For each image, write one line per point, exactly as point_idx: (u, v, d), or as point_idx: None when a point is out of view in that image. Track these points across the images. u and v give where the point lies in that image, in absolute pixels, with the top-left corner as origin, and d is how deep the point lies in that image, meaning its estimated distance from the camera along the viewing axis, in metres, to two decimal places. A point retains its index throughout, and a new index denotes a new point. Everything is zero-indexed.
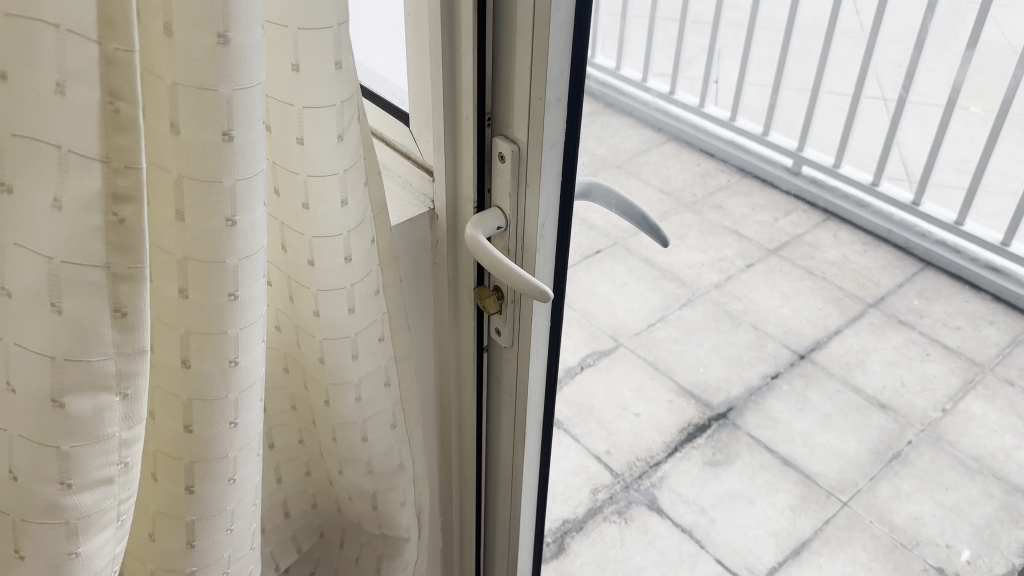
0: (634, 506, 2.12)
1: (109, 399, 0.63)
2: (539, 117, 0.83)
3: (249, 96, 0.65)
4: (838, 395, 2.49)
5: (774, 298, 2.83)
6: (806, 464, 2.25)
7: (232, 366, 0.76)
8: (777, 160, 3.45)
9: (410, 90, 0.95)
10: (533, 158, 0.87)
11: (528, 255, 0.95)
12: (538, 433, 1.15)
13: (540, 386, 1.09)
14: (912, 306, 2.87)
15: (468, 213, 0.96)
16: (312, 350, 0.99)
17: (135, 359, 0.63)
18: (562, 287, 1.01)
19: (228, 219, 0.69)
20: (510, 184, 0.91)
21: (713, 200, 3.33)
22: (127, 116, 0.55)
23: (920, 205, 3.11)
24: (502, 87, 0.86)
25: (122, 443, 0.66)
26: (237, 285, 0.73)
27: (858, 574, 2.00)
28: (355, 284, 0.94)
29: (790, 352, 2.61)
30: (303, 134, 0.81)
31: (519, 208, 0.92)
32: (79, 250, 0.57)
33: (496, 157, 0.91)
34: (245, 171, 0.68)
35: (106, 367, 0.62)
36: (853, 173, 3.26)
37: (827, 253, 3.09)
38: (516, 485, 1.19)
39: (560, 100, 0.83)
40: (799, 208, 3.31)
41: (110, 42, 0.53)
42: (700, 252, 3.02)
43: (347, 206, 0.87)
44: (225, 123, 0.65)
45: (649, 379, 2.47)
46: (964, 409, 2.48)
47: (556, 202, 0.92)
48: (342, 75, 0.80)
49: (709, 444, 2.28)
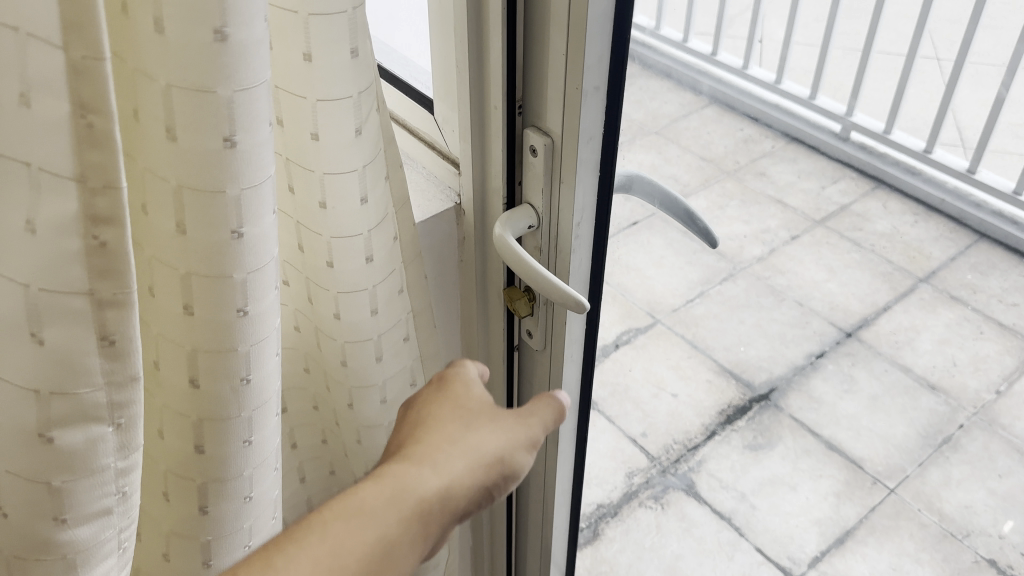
0: (671, 491, 2.06)
1: (102, 431, 0.57)
2: (574, 109, 0.75)
3: (250, 99, 0.59)
4: (886, 374, 2.39)
5: (819, 272, 2.72)
6: (852, 449, 2.17)
7: (243, 384, 0.71)
8: (824, 125, 3.29)
9: (436, 75, 0.87)
10: (568, 152, 0.79)
11: (561, 256, 0.87)
12: (571, 436, 1.09)
13: (574, 393, 1.03)
14: (965, 280, 2.74)
15: (497, 208, 0.89)
16: (333, 351, 0.92)
17: (129, 390, 0.57)
18: (598, 287, 0.94)
19: (233, 231, 0.63)
20: (543, 180, 0.83)
21: (757, 166, 3.19)
22: (101, 130, 0.48)
23: (976, 173, 2.95)
24: (536, 74, 0.77)
25: (120, 475, 0.60)
26: (246, 300, 0.67)
27: (905, 565, 1.93)
28: (378, 285, 0.87)
29: (836, 330, 2.51)
30: (318, 130, 0.75)
31: (553, 205, 0.85)
32: (62, 277, 0.51)
33: (527, 150, 0.83)
34: (248, 178, 0.62)
35: (96, 399, 0.56)
36: (905, 139, 3.11)
37: (876, 224, 2.95)
38: (549, 486, 1.14)
39: (599, 90, 0.75)
40: (846, 176, 3.17)
41: (77, 47, 0.46)
42: (742, 223, 2.91)
43: (367, 205, 0.81)
44: (227, 128, 0.59)
45: (688, 357, 2.40)
46: (1020, 390, 2.36)
47: (594, 198, 0.84)
48: (359, 64, 0.72)
49: (749, 427, 2.21)
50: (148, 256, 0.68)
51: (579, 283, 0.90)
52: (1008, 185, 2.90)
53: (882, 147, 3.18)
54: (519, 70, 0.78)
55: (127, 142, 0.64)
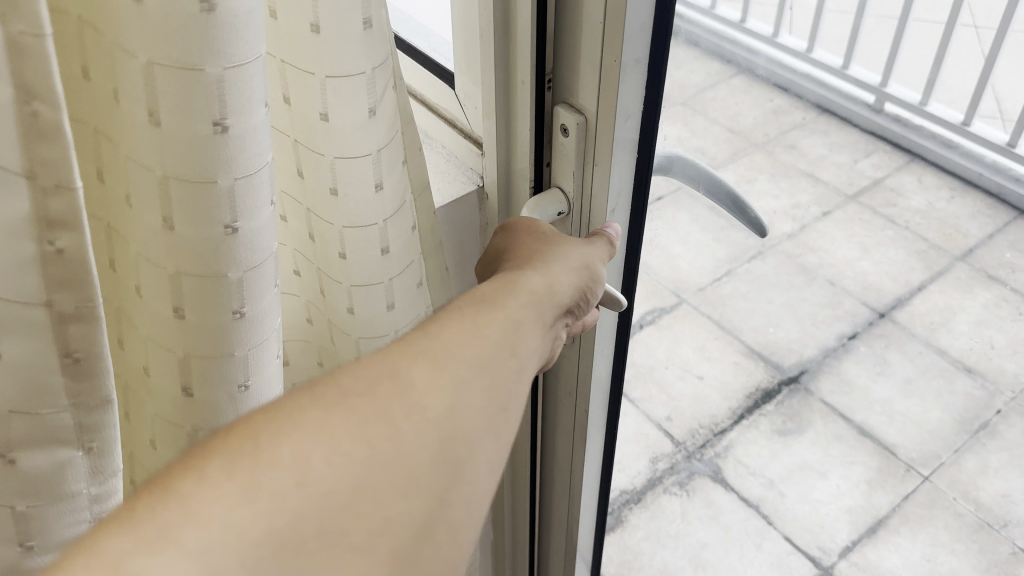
0: (697, 477, 2.00)
1: (71, 454, 0.57)
2: (611, 84, 0.68)
3: (243, 77, 0.53)
4: (921, 357, 2.30)
5: (852, 250, 2.63)
6: (885, 435, 2.10)
7: (241, 391, 0.67)
8: (857, 96, 3.18)
9: (457, 47, 0.80)
10: (604, 132, 0.72)
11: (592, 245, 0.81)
12: (600, 431, 1.03)
13: (603, 385, 0.97)
14: (1004, 259, 2.63)
15: (523, 193, 0.82)
16: (347, 348, 0.86)
17: (95, 412, 0.57)
18: (631, 277, 0.87)
19: (227, 226, 0.58)
20: (575, 163, 0.76)
21: (787, 139, 3.08)
22: (48, 121, 0.45)
23: (1016, 147, 2.84)
24: (568, 46, 0.70)
25: (90, 499, 0.60)
26: (243, 301, 0.62)
27: (940, 556, 1.86)
28: (394, 278, 0.81)
29: (868, 310, 2.43)
30: (328, 109, 0.68)
31: (585, 191, 0.78)
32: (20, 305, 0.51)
33: (558, 130, 0.75)
34: (244, 168, 0.56)
35: (65, 422, 0.56)
36: (941, 111, 2.99)
37: (911, 199, 2.84)
38: (577, 481, 1.08)
39: (639, 63, 0.67)
40: (880, 149, 3.05)
41: (12, 23, 0.42)
42: (772, 198, 2.82)
43: (382, 191, 0.74)
44: (217, 112, 0.53)
45: (714, 338, 2.33)
46: None
47: (630, 183, 0.77)
48: (373, 35, 0.65)
49: (778, 411, 2.15)
50: (136, 252, 0.63)
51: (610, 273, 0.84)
52: None
53: (918, 119, 3.05)
54: (550, 42, 0.71)
55: (110, 128, 0.59)
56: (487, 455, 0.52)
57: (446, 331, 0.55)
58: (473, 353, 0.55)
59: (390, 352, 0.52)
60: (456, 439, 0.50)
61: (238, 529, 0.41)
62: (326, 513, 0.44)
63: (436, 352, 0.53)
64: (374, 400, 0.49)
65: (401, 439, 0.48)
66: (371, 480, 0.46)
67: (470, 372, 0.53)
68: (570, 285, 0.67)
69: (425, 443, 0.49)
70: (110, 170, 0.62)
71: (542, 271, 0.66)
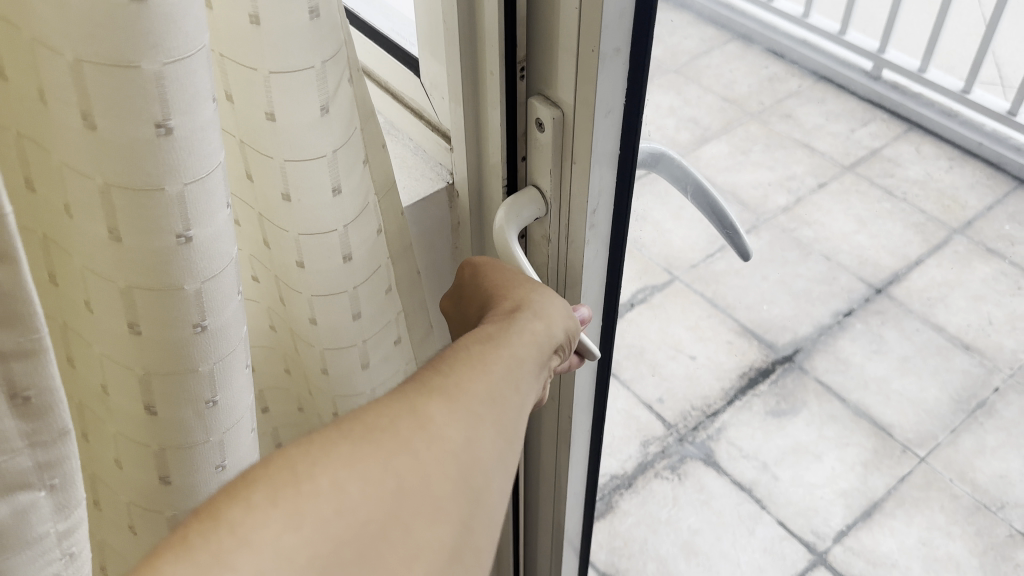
0: (689, 461, 1.97)
1: (33, 496, 0.47)
2: (589, 76, 0.61)
3: (184, 72, 0.46)
4: (917, 334, 2.25)
5: (848, 223, 2.57)
6: (880, 415, 2.06)
7: (209, 409, 0.59)
8: (854, 62, 3.09)
9: (421, 32, 0.73)
10: (582, 128, 0.65)
11: (572, 249, 0.75)
12: (586, 432, 0.99)
13: (588, 385, 0.93)
14: (1003, 231, 2.57)
15: (496, 192, 0.76)
16: (313, 356, 0.80)
17: (54, 455, 0.47)
18: (615, 280, 0.81)
19: (180, 235, 0.51)
20: (552, 160, 0.69)
21: (783, 107, 2.99)
22: None
23: (1016, 115, 2.75)
24: (541, 33, 0.63)
25: (61, 539, 0.49)
26: (204, 314, 0.55)
27: (935, 539, 1.83)
28: (360, 285, 0.74)
29: (865, 286, 2.37)
30: (274, 108, 0.61)
31: (563, 191, 0.71)
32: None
33: (533, 125, 0.69)
34: (194, 171, 0.49)
35: (21, 463, 0.46)
36: (940, 77, 2.90)
37: (909, 169, 2.76)
38: (562, 485, 1.04)
39: (619, 53, 0.61)
40: (878, 117, 2.96)
41: None
42: (766, 169, 2.75)
43: (341, 195, 0.67)
44: (158, 112, 0.46)
45: (707, 317, 2.29)
46: None
47: (612, 182, 0.71)
48: (320, 26, 0.58)
49: (772, 391, 2.11)
50: (79, 265, 0.56)
51: (592, 279, 0.78)
52: None
53: (915, 87, 2.97)
54: (521, 29, 0.64)
55: (39, 130, 0.52)
56: (502, 485, 0.54)
57: (455, 367, 0.56)
58: (484, 387, 0.56)
59: (408, 390, 0.54)
60: (475, 471, 0.52)
61: (286, 552, 0.44)
62: (365, 541, 0.46)
63: (449, 384, 0.55)
64: (397, 435, 0.51)
65: (426, 471, 0.50)
66: (400, 508, 0.48)
67: (482, 405, 0.55)
68: (570, 325, 0.66)
69: (448, 474, 0.51)
70: (42, 176, 0.55)
71: (544, 293, 0.67)
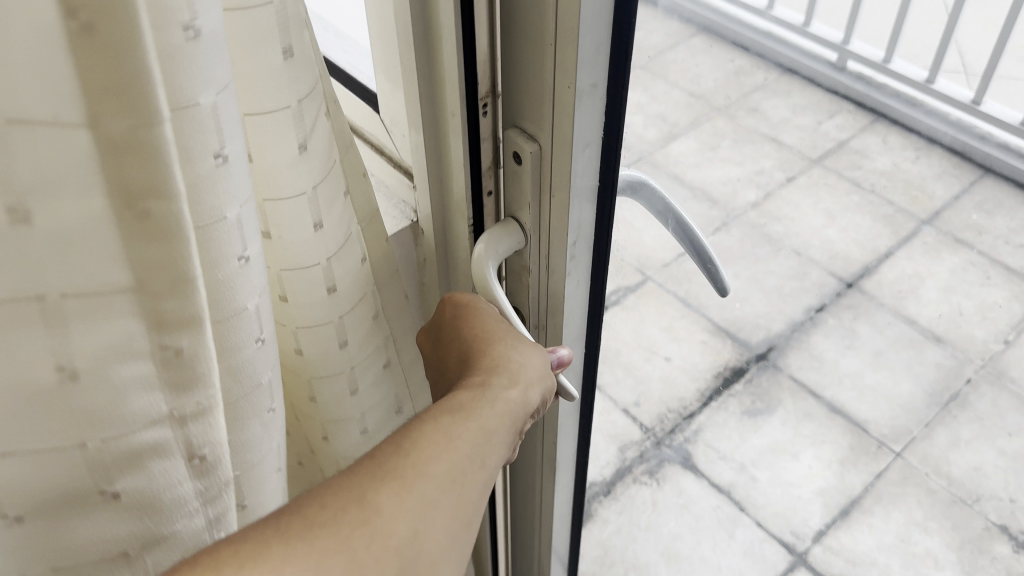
0: (667, 465, 1.96)
1: (198, 513, 0.58)
2: (564, 111, 0.59)
3: (229, 100, 0.48)
4: (889, 328, 2.26)
5: (817, 217, 2.56)
6: (855, 411, 2.06)
7: (271, 416, 0.65)
8: (819, 54, 3.09)
9: (377, 66, 0.70)
10: (560, 162, 0.62)
11: (554, 280, 0.72)
12: (571, 461, 0.98)
13: (572, 419, 0.91)
14: (971, 221, 2.57)
15: (463, 234, 0.73)
16: (300, 387, 0.79)
17: (212, 454, 0.56)
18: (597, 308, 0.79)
19: (240, 256, 0.54)
20: (531, 193, 0.66)
21: (750, 102, 2.98)
22: (160, 214, 0.45)
23: (981, 104, 2.79)
24: (515, 63, 0.60)
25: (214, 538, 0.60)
26: (263, 328, 0.59)
27: (913, 535, 1.84)
28: (345, 315, 0.73)
29: (836, 281, 2.37)
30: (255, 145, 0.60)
31: (544, 223, 0.69)
32: (124, 351, 0.49)
33: (511, 157, 0.66)
34: (245, 194, 0.52)
35: (189, 487, 0.57)
36: (905, 68, 2.93)
37: (876, 161, 2.76)
38: (548, 513, 1.02)
39: (595, 88, 0.58)
40: (844, 109, 2.96)
41: (120, 126, 0.42)
42: (735, 165, 2.74)
43: (322, 229, 0.67)
44: (216, 142, 0.48)
45: (680, 317, 2.29)
46: None
47: (592, 215, 0.68)
48: (295, 63, 0.57)
49: (747, 391, 2.11)
50: None
51: (573, 309, 0.76)
52: (1016, 117, 2.74)
53: (880, 78, 2.97)
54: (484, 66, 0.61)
55: None
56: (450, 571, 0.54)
57: (420, 443, 0.56)
58: (443, 469, 0.56)
59: (362, 474, 0.54)
60: (420, 563, 0.52)
61: None
62: None
63: (407, 466, 0.55)
64: (340, 530, 0.50)
65: (366, 568, 0.50)
66: None
67: (439, 489, 0.55)
68: (542, 388, 0.67)
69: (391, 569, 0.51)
70: None
71: (519, 354, 0.67)
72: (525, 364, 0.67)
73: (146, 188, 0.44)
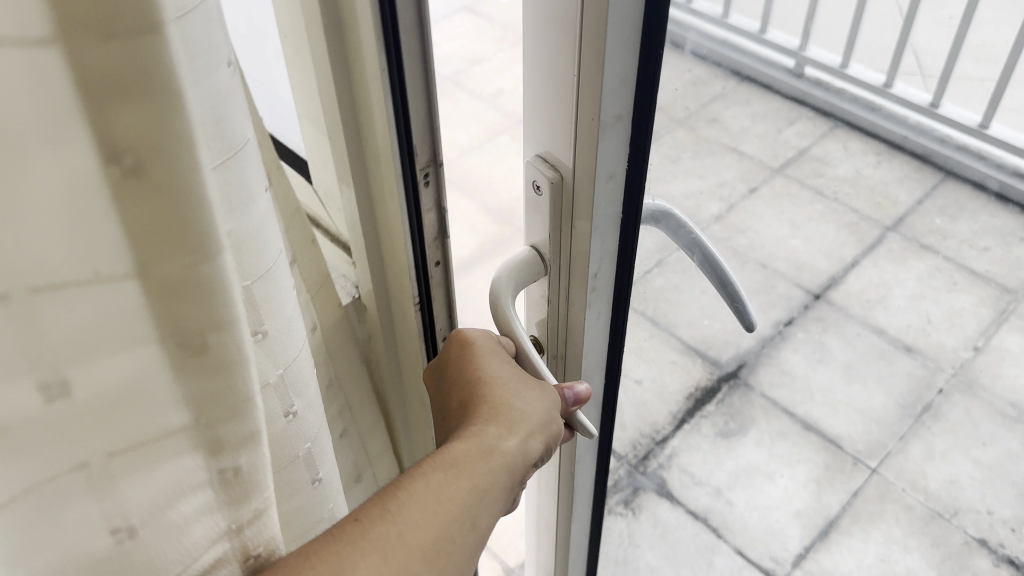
0: (642, 493, 1.91)
1: None
2: (587, 144, 0.54)
3: (238, 163, 0.47)
4: (859, 339, 2.23)
5: (781, 228, 2.54)
6: (830, 427, 2.02)
7: (315, 485, 0.67)
8: (776, 61, 3.06)
9: (299, 115, 0.67)
10: (581, 194, 0.57)
11: (571, 315, 0.68)
12: (586, 506, 0.95)
13: (589, 452, 0.85)
14: (935, 225, 2.55)
15: (405, 291, 0.71)
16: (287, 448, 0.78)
17: (265, 549, 0.56)
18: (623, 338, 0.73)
19: (257, 332, 0.53)
20: (549, 223, 0.61)
21: (709, 112, 2.95)
22: (219, 344, 0.45)
23: (939, 107, 2.74)
24: (547, 85, 0.54)
25: None
26: (289, 395, 0.58)
27: (893, 555, 1.80)
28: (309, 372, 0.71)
29: (803, 293, 2.34)
30: None
31: (564, 256, 0.64)
32: (187, 481, 0.49)
33: (528, 185, 0.61)
34: (258, 267, 0.51)
35: None
36: (861, 73, 2.88)
37: (837, 168, 2.74)
38: (562, 553, 1.00)
39: (622, 118, 0.53)
40: (803, 116, 2.94)
41: (185, 258, 0.42)
42: (698, 177, 2.71)
43: None
44: (260, 187, 0.50)
45: (649, 338, 2.24)
46: (997, 346, 2.21)
47: (618, 249, 0.63)
48: None
49: (720, 412, 2.07)
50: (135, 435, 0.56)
51: (599, 341, 0.71)
52: (974, 119, 2.70)
53: (838, 83, 2.95)
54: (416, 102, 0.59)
55: None
56: None
57: (407, 504, 0.53)
58: (433, 534, 0.52)
59: (341, 550, 0.50)
60: None
61: None
62: None
63: (393, 537, 0.51)
64: None
65: None
66: None
67: (428, 563, 0.52)
68: (546, 437, 0.62)
69: None
70: None
71: (524, 397, 0.62)
72: (528, 408, 0.62)
73: (208, 321, 0.44)
